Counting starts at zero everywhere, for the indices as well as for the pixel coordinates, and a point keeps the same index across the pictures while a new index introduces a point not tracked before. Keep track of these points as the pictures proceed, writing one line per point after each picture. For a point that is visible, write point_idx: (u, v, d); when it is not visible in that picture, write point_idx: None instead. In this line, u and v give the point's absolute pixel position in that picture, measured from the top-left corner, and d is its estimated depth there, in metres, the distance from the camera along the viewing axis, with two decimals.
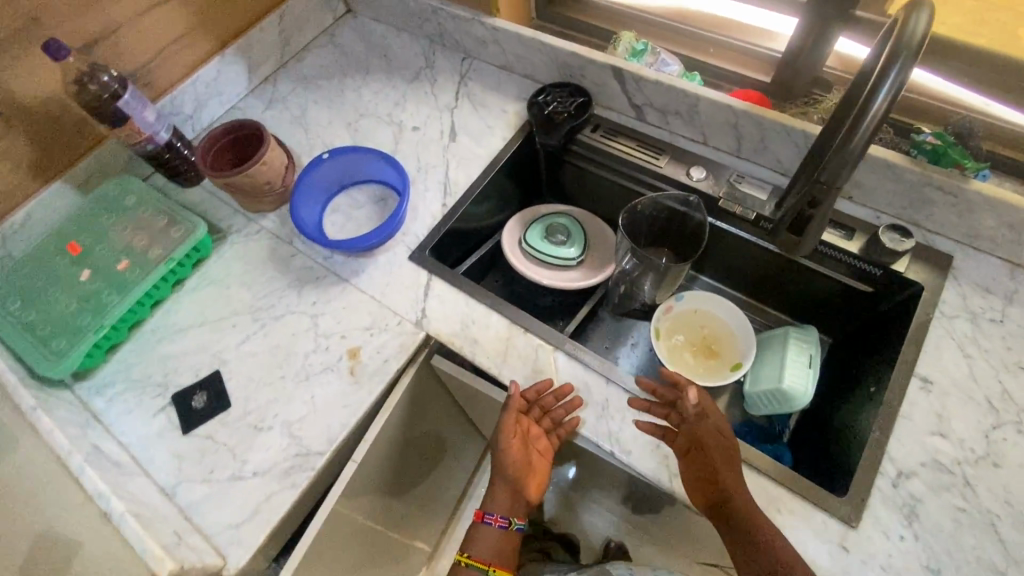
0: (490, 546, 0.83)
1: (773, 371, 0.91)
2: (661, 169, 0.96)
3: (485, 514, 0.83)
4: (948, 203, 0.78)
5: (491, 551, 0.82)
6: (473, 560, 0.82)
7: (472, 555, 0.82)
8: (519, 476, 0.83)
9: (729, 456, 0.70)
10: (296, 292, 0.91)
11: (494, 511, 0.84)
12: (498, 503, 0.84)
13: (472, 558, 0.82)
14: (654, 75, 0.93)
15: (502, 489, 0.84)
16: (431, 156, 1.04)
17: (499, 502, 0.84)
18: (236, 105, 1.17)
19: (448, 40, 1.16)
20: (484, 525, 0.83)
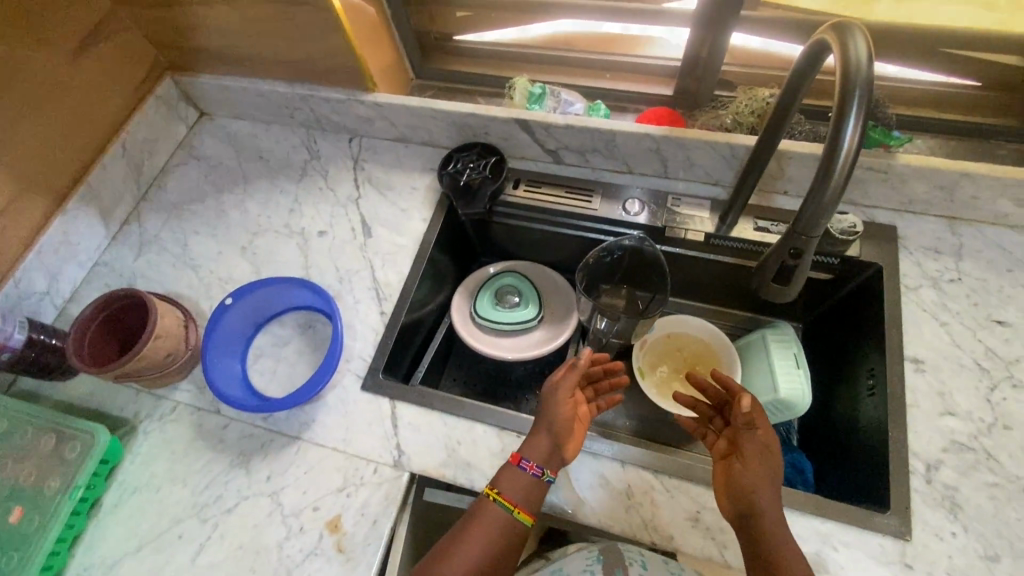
0: (518, 476, 0.67)
1: (765, 380, 0.88)
2: (597, 212, 0.91)
3: (522, 458, 0.68)
4: (880, 179, 0.79)
5: (517, 483, 0.67)
6: (501, 496, 0.66)
7: (499, 490, 0.67)
8: (566, 427, 0.71)
9: (771, 473, 0.65)
10: (243, 471, 0.77)
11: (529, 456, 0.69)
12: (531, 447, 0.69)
13: (499, 494, 0.67)
14: (562, 119, 0.87)
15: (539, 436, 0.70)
16: (350, 260, 0.93)
17: (535, 442, 0.69)
18: (99, 260, 0.98)
19: (327, 123, 1.04)
20: (518, 469, 0.68)
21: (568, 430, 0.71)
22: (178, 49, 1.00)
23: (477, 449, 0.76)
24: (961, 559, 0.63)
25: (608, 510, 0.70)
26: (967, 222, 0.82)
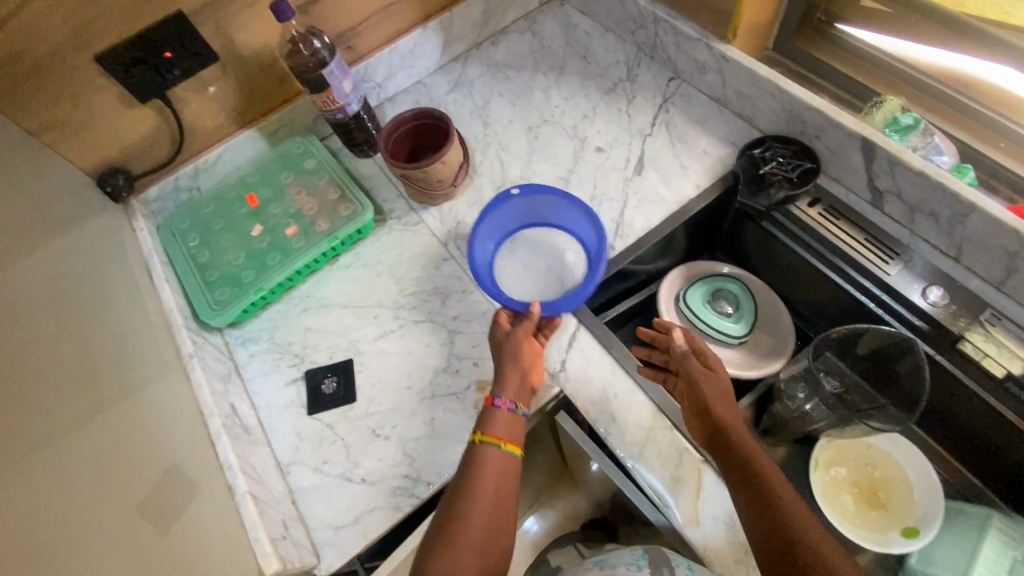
0: (499, 414, 0.71)
1: (955, 556, 0.73)
2: (888, 278, 0.79)
3: (493, 399, 0.72)
4: None
5: (507, 423, 0.71)
6: (488, 437, 0.69)
7: (484, 436, 0.70)
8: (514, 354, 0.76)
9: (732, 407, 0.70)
10: (440, 299, 0.88)
11: (500, 397, 0.73)
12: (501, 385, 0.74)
13: (486, 435, 0.69)
14: (920, 163, 0.74)
15: (511, 380, 0.74)
16: (609, 186, 0.94)
17: (508, 382, 0.74)
18: (423, 79, 1.13)
19: (659, 54, 1.03)
20: (494, 409, 0.72)
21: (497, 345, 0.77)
22: None
23: (628, 411, 0.76)
24: None
25: (717, 547, 0.67)
26: None
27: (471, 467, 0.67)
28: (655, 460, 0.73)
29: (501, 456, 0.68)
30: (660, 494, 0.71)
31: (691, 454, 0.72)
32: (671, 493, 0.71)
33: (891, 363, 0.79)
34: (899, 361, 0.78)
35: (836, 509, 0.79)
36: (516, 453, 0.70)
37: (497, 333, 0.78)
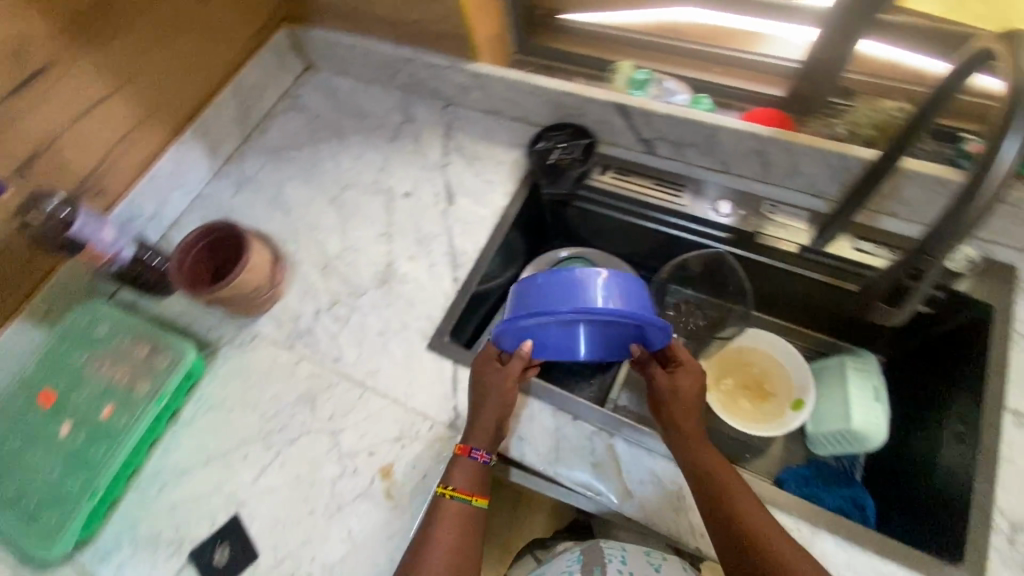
0: (470, 467, 0.70)
1: (836, 408, 0.84)
2: (686, 208, 0.89)
3: (469, 449, 0.71)
4: (1006, 212, 0.73)
5: (478, 476, 0.70)
6: (457, 491, 0.69)
7: (454, 488, 0.69)
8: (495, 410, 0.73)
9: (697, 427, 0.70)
10: (309, 405, 0.82)
11: (477, 446, 0.71)
12: (477, 434, 0.71)
13: (455, 490, 0.69)
14: (663, 108, 0.86)
15: (485, 425, 0.71)
16: (429, 224, 0.95)
17: (481, 432, 0.71)
18: (202, 192, 1.05)
19: (424, 88, 1.06)
20: (466, 460, 0.71)
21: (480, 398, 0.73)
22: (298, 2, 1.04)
23: (532, 425, 0.76)
24: None
25: (655, 507, 0.70)
26: None
27: (434, 521, 0.68)
28: (573, 457, 0.73)
29: (465, 509, 0.69)
30: (590, 485, 0.72)
31: (600, 435, 0.74)
32: (599, 480, 0.72)
33: (717, 273, 0.91)
34: (721, 272, 0.90)
35: (743, 420, 0.87)
36: (483, 505, 0.70)
37: (481, 370, 0.75)
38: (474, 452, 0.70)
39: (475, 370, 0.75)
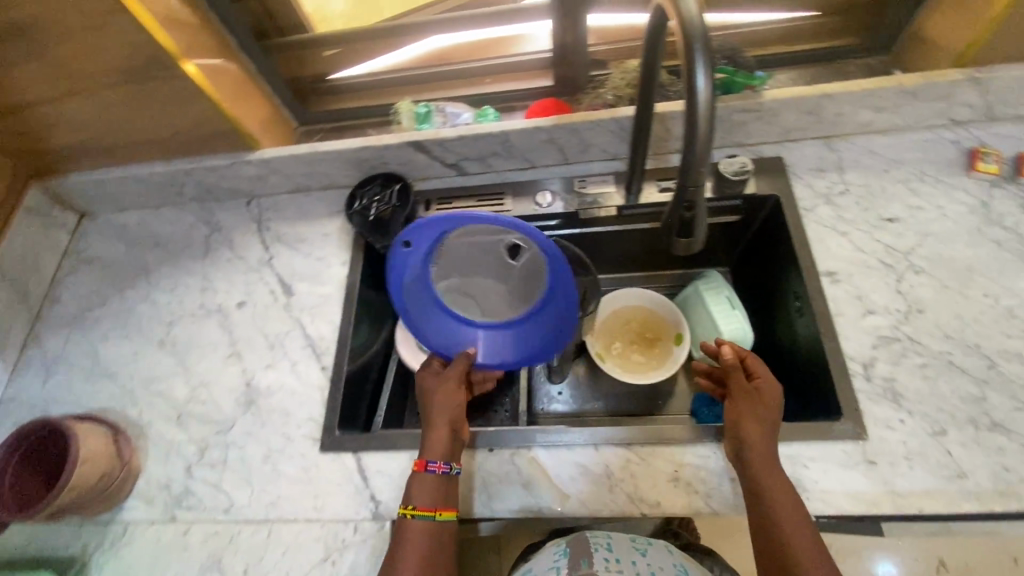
0: (430, 481, 0.68)
1: (707, 328, 0.93)
2: (512, 212, 0.93)
3: (427, 462, 0.69)
4: (754, 117, 0.84)
5: (440, 489, 0.68)
6: (418, 510, 0.67)
7: (416, 508, 0.67)
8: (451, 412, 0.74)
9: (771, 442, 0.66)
10: (216, 571, 0.72)
11: (434, 457, 0.70)
12: (433, 448, 0.70)
13: (416, 509, 0.67)
14: (453, 132, 0.89)
15: (439, 435, 0.71)
16: (277, 324, 0.89)
17: (437, 441, 0.71)
18: (5, 397, 0.90)
19: (219, 192, 1.01)
20: (426, 474, 0.68)
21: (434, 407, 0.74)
22: (36, 155, 0.94)
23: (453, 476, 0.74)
24: (915, 441, 0.67)
25: (593, 496, 0.71)
26: (842, 136, 0.88)
27: (398, 542, 0.65)
28: (503, 487, 0.72)
29: (427, 525, 0.66)
30: (528, 506, 0.71)
31: (519, 453, 0.74)
32: (534, 496, 0.72)
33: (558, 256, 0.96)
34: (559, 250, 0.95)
35: (640, 369, 0.96)
36: (450, 520, 0.67)
37: (426, 382, 0.76)
38: (432, 463, 0.69)
39: (421, 382, 0.76)
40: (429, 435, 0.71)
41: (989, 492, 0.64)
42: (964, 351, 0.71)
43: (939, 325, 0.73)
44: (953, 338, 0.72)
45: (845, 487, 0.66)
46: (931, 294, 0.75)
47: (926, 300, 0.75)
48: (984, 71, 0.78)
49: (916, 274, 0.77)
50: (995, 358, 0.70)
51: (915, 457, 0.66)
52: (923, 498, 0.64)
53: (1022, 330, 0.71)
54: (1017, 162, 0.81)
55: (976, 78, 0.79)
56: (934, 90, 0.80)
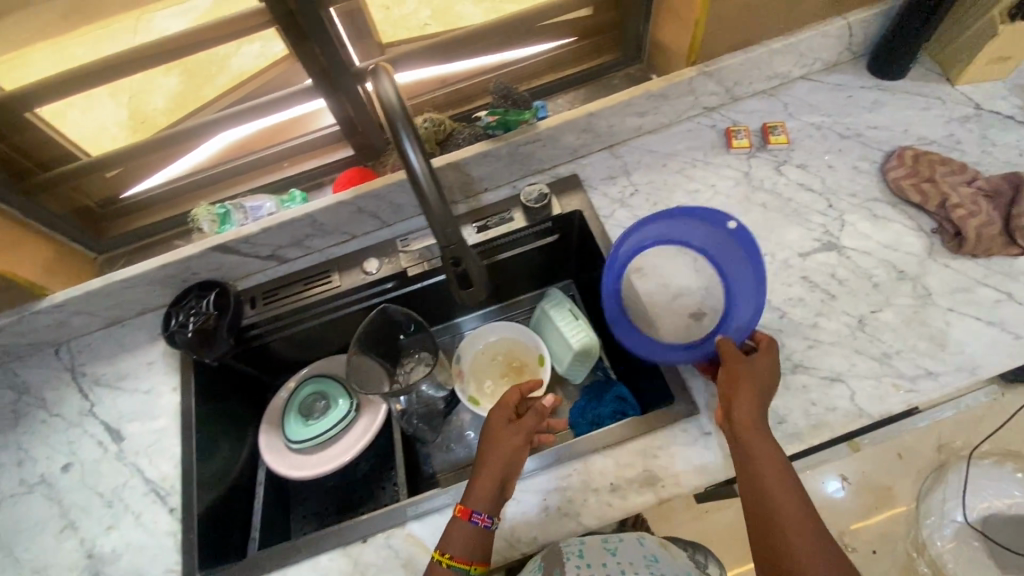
0: (470, 532, 0.64)
1: (561, 344, 0.97)
2: (342, 287, 0.92)
3: (472, 512, 0.65)
4: (538, 145, 0.91)
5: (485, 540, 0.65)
6: (455, 560, 0.63)
7: (451, 554, 0.64)
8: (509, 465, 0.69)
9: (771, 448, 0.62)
10: None
11: (479, 507, 0.66)
12: (478, 497, 0.66)
13: (453, 558, 0.64)
14: (256, 226, 0.87)
15: (488, 484, 0.67)
16: (112, 476, 0.82)
17: (483, 489, 0.66)
18: None
19: (15, 350, 0.91)
20: (467, 522, 0.65)
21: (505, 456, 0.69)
22: None
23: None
24: None
25: None
26: (621, 142, 0.96)
27: None
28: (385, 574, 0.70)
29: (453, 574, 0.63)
30: None
31: (393, 533, 0.71)
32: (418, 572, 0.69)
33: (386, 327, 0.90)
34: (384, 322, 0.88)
35: None
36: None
37: (496, 421, 0.73)
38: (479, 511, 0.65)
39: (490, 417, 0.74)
40: (482, 477, 0.68)
41: (805, 429, 0.71)
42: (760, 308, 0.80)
43: None
44: None
45: (691, 464, 0.71)
46: None
47: None
48: (710, 65, 0.89)
49: None
50: (784, 307, 0.79)
51: None
52: None
53: (798, 277, 0.81)
54: (762, 133, 0.93)
55: (706, 72, 0.90)
56: (677, 89, 0.91)
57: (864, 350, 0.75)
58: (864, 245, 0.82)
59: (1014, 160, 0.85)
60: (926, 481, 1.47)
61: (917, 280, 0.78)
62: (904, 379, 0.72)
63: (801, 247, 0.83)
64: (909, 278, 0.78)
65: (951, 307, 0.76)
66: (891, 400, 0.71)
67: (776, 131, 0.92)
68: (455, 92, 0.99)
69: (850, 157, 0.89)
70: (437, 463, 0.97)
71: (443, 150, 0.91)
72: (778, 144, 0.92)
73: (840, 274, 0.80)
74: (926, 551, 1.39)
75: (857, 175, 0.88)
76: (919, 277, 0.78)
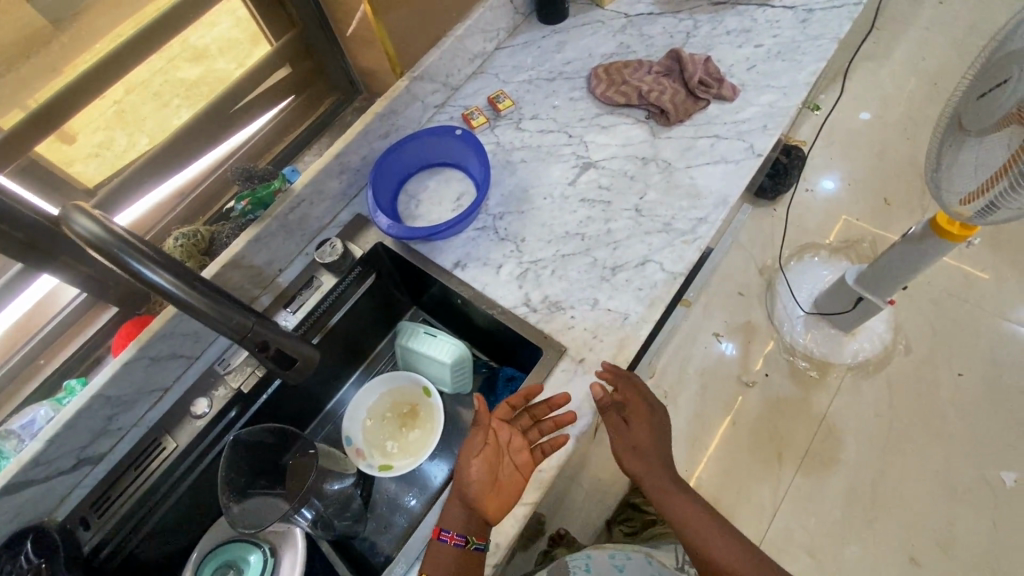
0: (439, 548, 0.70)
1: (433, 365, 0.97)
2: (181, 445, 0.81)
3: (439, 530, 0.71)
4: (306, 205, 0.90)
5: (445, 554, 0.70)
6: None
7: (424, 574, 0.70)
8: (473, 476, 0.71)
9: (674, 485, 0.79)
10: None
11: (448, 527, 0.71)
12: (449, 518, 0.72)
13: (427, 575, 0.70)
14: (36, 445, 0.72)
15: (458, 502, 0.73)
16: None
17: (450, 513, 0.72)
18: None
19: None
20: (439, 543, 0.70)
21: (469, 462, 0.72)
22: None
23: None
24: (589, 321, 0.82)
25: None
26: None
27: None
28: None
29: None
30: None
31: None
32: None
33: (254, 454, 0.81)
34: (249, 452, 0.80)
35: (425, 444, 0.95)
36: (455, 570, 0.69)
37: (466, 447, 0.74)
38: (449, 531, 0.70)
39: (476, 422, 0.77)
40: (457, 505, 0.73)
41: (645, 313, 0.81)
42: (564, 241, 0.89)
43: (539, 238, 0.90)
44: (552, 238, 0.89)
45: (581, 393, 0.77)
46: (518, 223, 0.91)
47: (519, 228, 0.91)
48: (416, 70, 0.96)
49: (500, 218, 0.92)
50: (580, 231, 0.89)
51: (598, 331, 0.81)
52: (621, 353, 0.79)
53: (578, 202, 0.92)
54: (491, 106, 1.03)
55: (416, 77, 0.96)
56: (401, 102, 0.96)
57: (652, 229, 0.87)
58: (608, 153, 0.96)
59: (668, 43, 1.06)
60: (767, 301, 1.77)
61: (657, 158, 0.93)
62: (687, 233, 0.86)
63: (567, 178, 0.94)
64: (651, 159, 0.94)
65: (688, 165, 0.92)
66: (689, 255, 0.84)
67: (501, 99, 1.03)
68: (199, 198, 0.93)
69: (564, 93, 1.04)
70: (386, 545, 0.94)
71: (213, 259, 0.86)
72: (508, 108, 1.03)
73: (605, 183, 0.93)
74: (795, 349, 1.68)
75: (576, 104, 1.02)
76: (657, 155, 0.94)
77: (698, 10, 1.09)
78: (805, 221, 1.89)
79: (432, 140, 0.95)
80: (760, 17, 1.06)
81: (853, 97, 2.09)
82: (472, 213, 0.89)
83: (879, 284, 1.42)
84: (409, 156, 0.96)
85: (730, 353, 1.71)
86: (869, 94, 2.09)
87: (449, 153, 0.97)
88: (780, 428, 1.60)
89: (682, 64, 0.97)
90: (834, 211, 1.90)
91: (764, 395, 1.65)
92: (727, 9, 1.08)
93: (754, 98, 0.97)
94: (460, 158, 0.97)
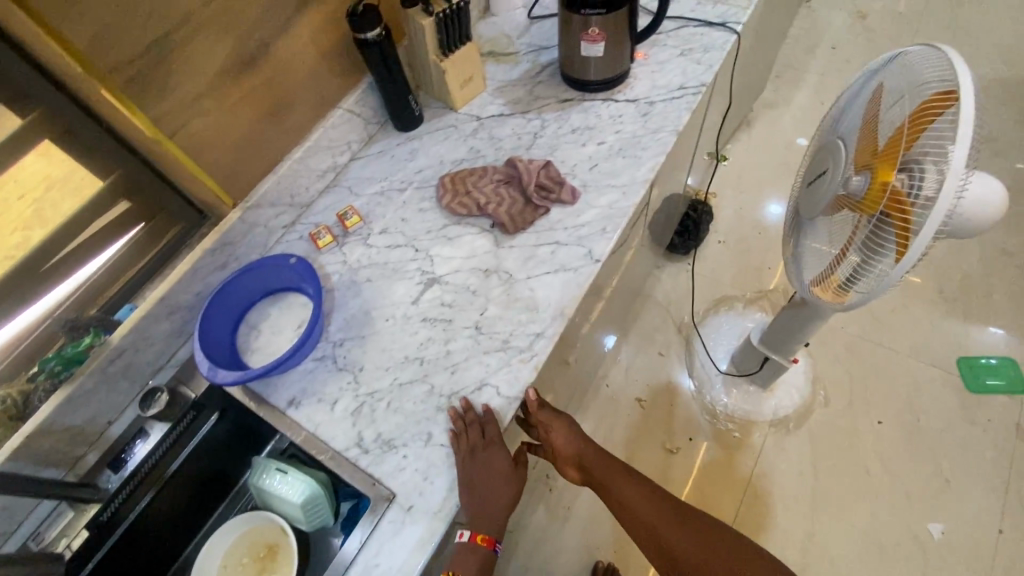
0: (480, 555, 0.74)
1: (286, 505, 0.92)
2: None
3: (485, 538, 0.74)
4: (129, 353, 0.86)
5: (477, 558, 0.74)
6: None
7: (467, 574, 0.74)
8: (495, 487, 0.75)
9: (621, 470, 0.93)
10: None
11: (489, 534, 0.75)
12: (486, 525, 0.74)
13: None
14: None
15: (486, 513, 0.74)
16: None
17: (482, 520, 0.74)
18: None
19: None
20: (475, 547, 0.74)
21: (487, 473, 0.75)
22: None
23: None
24: (419, 460, 0.78)
25: None
26: None
27: None
28: None
29: None
30: None
31: None
32: None
33: None
34: None
35: None
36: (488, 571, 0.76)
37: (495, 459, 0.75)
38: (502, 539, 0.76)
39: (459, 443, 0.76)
40: (502, 513, 0.75)
41: None
42: (402, 369, 0.85)
43: (378, 367, 0.86)
44: (389, 367, 0.86)
45: (408, 547, 0.72)
46: (359, 350, 0.88)
47: (357, 357, 0.87)
48: (250, 200, 0.95)
49: (339, 347, 0.89)
50: (419, 355, 0.86)
51: (429, 472, 0.77)
52: (451, 496, 0.75)
53: (419, 322, 0.89)
54: (339, 222, 1.02)
55: (250, 206, 0.95)
56: (236, 233, 0.94)
57: (491, 349, 0.85)
58: (451, 266, 0.94)
59: (516, 145, 1.07)
60: (686, 360, 1.75)
61: (499, 270, 0.92)
62: (524, 352, 0.84)
63: (410, 297, 0.92)
64: (493, 272, 0.92)
65: (529, 276, 0.91)
66: (524, 375, 0.82)
67: (348, 216, 1.01)
68: (28, 350, 0.83)
69: (413, 204, 1.03)
70: None
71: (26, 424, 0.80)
72: (356, 224, 1.01)
73: (447, 300, 0.91)
74: (717, 409, 1.66)
75: (424, 215, 1.01)
76: (499, 267, 0.93)
77: (546, 109, 1.11)
78: (720, 274, 1.90)
79: (268, 270, 0.93)
80: (604, 112, 1.08)
81: (757, 147, 2.15)
82: (305, 348, 0.85)
83: (778, 346, 1.40)
84: (247, 287, 0.92)
85: (651, 419, 1.67)
86: (772, 142, 2.15)
87: (288, 280, 0.94)
88: (706, 494, 1.56)
89: (520, 172, 0.97)
90: (747, 262, 1.92)
91: (688, 461, 1.61)
92: (573, 105, 1.10)
93: (594, 199, 0.97)
94: (300, 284, 0.94)
